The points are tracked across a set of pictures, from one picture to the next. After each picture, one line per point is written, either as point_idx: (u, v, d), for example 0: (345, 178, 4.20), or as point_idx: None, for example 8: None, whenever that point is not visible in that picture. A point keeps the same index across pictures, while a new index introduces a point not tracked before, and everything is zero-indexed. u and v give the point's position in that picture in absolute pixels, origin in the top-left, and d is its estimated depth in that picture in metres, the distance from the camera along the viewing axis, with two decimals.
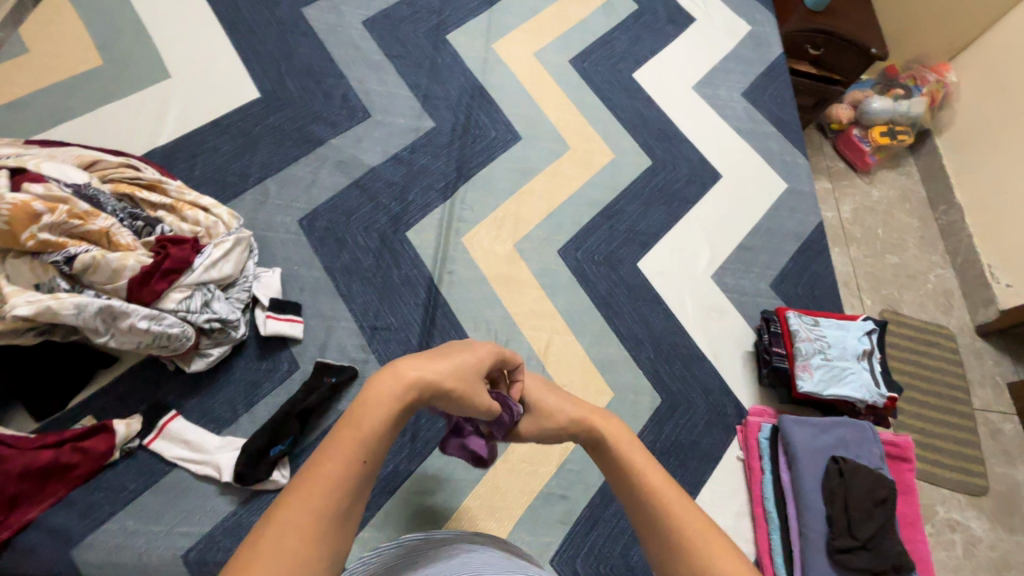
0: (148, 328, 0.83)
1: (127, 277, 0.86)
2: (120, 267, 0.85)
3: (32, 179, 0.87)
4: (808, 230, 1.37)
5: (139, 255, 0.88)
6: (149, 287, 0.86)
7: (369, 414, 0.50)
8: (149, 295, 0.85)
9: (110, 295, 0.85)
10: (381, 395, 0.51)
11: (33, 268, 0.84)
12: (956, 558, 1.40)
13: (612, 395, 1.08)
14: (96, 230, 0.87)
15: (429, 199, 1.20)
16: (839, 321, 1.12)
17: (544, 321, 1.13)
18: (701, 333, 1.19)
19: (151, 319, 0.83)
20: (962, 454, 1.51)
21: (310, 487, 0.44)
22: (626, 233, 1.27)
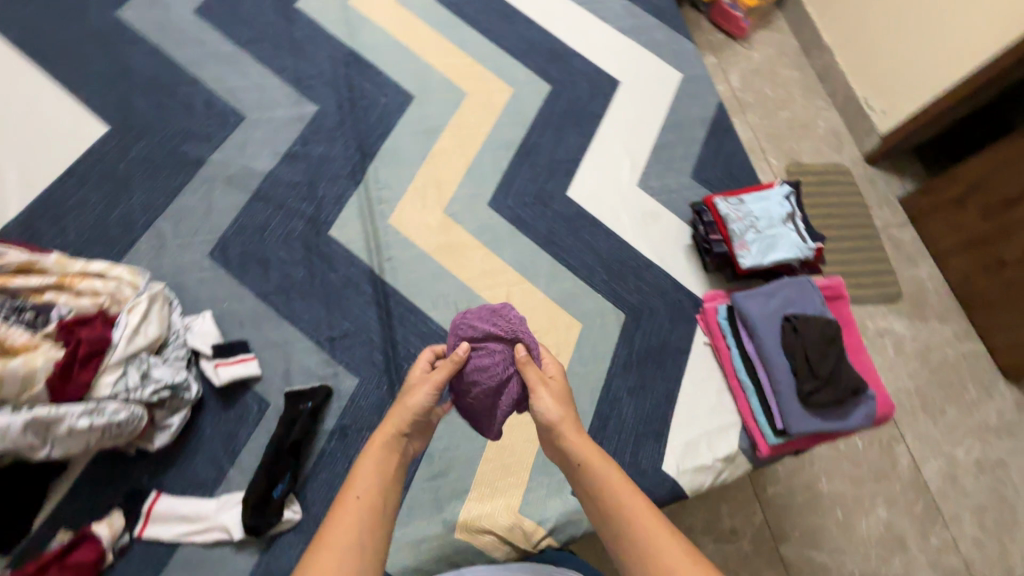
0: (92, 424, 0.75)
1: (43, 379, 0.75)
2: (29, 371, 0.75)
3: None
4: (711, 112, 1.41)
5: (46, 351, 0.77)
6: (73, 381, 0.77)
7: (360, 470, 0.68)
8: (78, 389, 0.77)
9: (31, 404, 0.74)
10: (374, 451, 0.70)
11: None
12: (889, 358, 1.66)
13: (581, 325, 1.12)
14: None
15: (341, 189, 1.12)
16: (761, 192, 1.19)
17: (497, 278, 1.12)
18: (643, 241, 1.23)
19: (91, 413, 0.75)
20: (878, 271, 1.71)
21: (339, 521, 0.62)
22: (548, 166, 1.26)
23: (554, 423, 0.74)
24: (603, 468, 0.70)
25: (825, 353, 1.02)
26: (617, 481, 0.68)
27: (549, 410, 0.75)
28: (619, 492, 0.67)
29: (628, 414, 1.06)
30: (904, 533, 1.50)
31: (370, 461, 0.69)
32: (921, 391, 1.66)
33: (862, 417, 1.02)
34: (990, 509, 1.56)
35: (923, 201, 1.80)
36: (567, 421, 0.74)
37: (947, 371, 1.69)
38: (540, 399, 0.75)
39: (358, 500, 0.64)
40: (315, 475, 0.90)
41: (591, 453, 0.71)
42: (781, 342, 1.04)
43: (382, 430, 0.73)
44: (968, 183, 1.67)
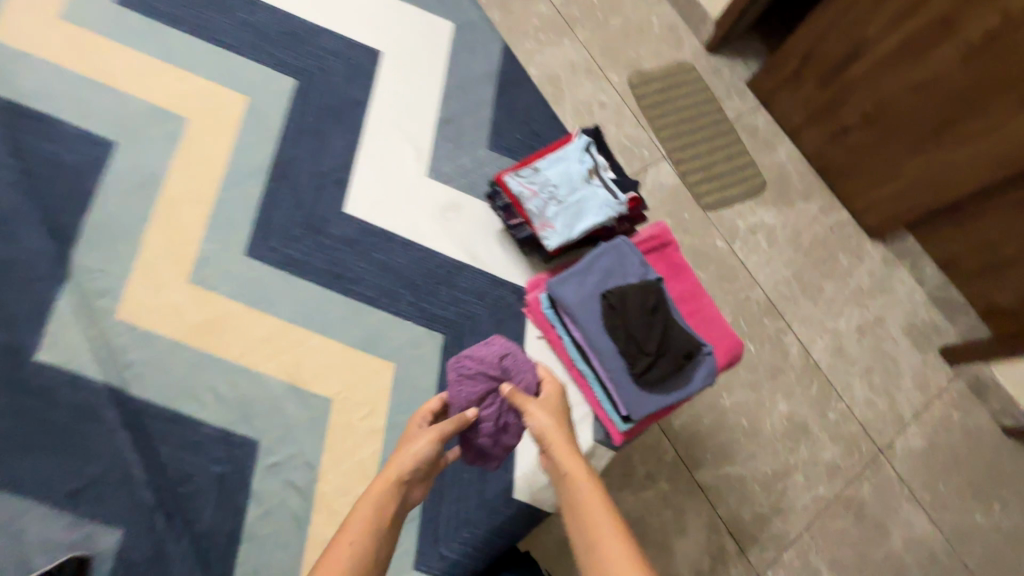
0: None
1: None
2: None
3: None
4: (496, 62, 1.22)
5: None
6: None
7: (349, 526, 0.58)
8: None
9: None
10: (367, 500, 0.61)
11: None
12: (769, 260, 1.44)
13: (393, 365, 0.96)
14: None
15: (38, 296, 0.87)
16: (556, 154, 1.04)
17: (279, 342, 0.94)
18: (447, 240, 1.06)
19: None
20: (733, 165, 1.49)
21: (330, 569, 0.54)
22: (313, 184, 1.04)
23: (547, 439, 0.67)
24: (592, 501, 0.60)
25: (650, 323, 0.93)
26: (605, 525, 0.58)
27: (543, 430, 0.68)
28: (602, 525, 0.57)
29: None
30: (806, 423, 1.33)
31: (371, 503, 0.60)
32: (795, 274, 1.44)
33: (705, 376, 0.93)
34: (880, 369, 1.40)
35: (769, 82, 1.52)
36: (563, 442, 0.66)
37: (818, 249, 1.47)
38: (537, 419, 0.69)
39: (350, 546, 0.56)
40: None
41: (578, 482, 0.62)
42: (603, 324, 0.94)
43: (393, 468, 0.63)
44: (800, 57, 1.43)
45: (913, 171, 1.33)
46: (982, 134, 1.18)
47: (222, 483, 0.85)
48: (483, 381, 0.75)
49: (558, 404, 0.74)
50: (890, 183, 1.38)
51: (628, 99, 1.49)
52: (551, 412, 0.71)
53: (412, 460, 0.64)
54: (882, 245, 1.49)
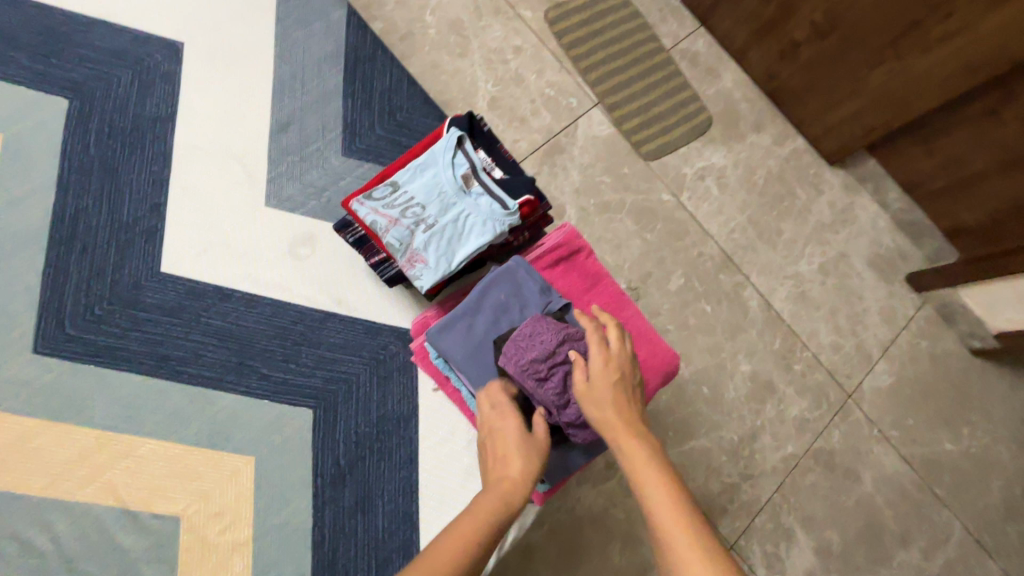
0: None
1: None
2: None
3: None
4: (340, 40, 0.97)
5: None
6: None
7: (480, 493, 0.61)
8: None
9: None
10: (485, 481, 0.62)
11: None
12: (720, 203, 1.16)
13: (253, 457, 0.78)
14: None
15: None
16: (419, 162, 0.81)
17: (99, 456, 0.74)
18: (305, 286, 0.85)
19: None
20: (668, 100, 1.17)
21: (434, 565, 0.52)
22: (114, 240, 0.81)
23: (606, 421, 0.63)
24: (656, 481, 0.57)
25: None
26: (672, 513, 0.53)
27: (608, 404, 0.64)
28: (669, 520, 0.53)
29: (360, 540, 0.79)
30: (773, 381, 1.11)
31: (493, 495, 0.60)
32: (751, 218, 1.17)
33: None
34: (848, 308, 1.16)
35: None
36: (629, 420, 0.63)
37: (774, 184, 1.19)
38: (596, 393, 0.64)
39: (476, 550, 0.54)
40: None
41: (638, 458, 0.59)
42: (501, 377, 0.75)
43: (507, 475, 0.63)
44: None
45: (872, 87, 1.05)
46: (954, 35, 0.90)
47: None
48: (556, 373, 0.69)
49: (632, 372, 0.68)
50: (845, 105, 1.10)
51: (547, 41, 1.13)
52: (615, 376, 0.66)
53: (517, 471, 0.63)
54: (841, 169, 1.22)
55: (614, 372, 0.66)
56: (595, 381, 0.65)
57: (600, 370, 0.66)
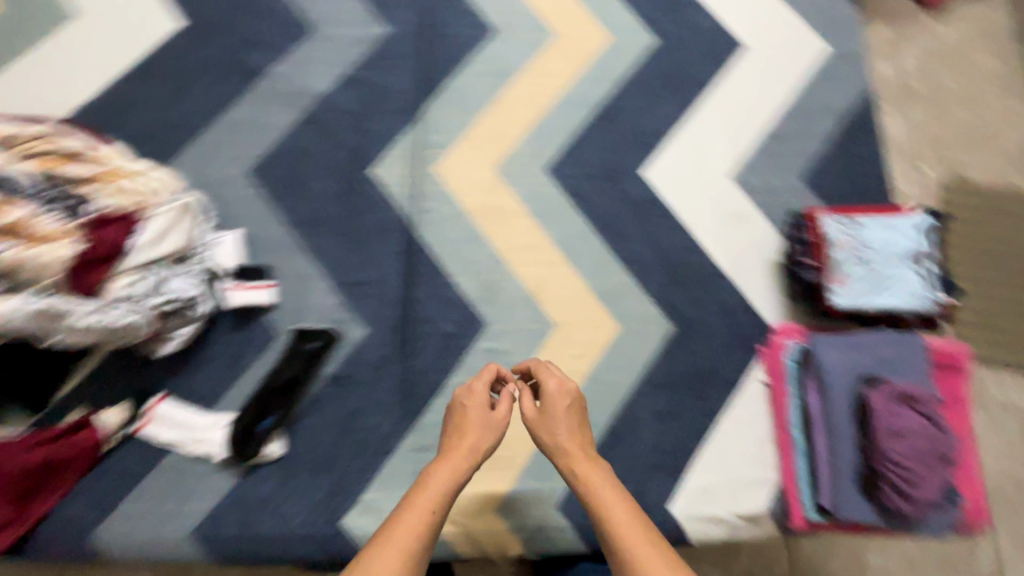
0: (98, 323, 0.74)
1: (56, 272, 0.71)
2: (44, 263, 0.70)
3: None
4: (854, 101, 1.12)
5: (72, 242, 0.73)
6: (88, 278, 0.75)
7: (423, 486, 0.66)
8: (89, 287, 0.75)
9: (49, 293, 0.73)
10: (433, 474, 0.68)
11: None
12: None
13: (619, 328, 0.98)
14: (11, 220, 0.70)
15: (393, 126, 1.03)
16: (888, 217, 0.94)
17: (538, 255, 1.00)
18: (720, 245, 1.03)
19: (100, 313, 0.74)
20: None
21: (403, 523, 0.61)
22: (628, 137, 1.07)
23: (564, 443, 0.73)
24: (625, 508, 0.65)
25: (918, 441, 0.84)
26: (628, 532, 0.62)
27: (561, 443, 0.73)
28: (626, 527, 0.63)
29: (644, 437, 0.93)
30: None
31: (442, 478, 0.67)
32: None
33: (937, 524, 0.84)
34: None
35: None
36: (579, 457, 0.71)
37: None
38: (553, 426, 0.74)
39: (428, 511, 0.63)
40: (305, 416, 0.88)
41: (600, 487, 0.67)
42: (855, 410, 0.87)
43: (450, 461, 0.70)
44: None
45: None
46: None
47: (445, 342, 0.94)
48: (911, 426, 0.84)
49: (583, 415, 0.77)
50: None
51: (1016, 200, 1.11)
52: (557, 419, 0.75)
53: (466, 445, 0.72)
54: None
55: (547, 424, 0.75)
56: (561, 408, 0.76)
57: (549, 409, 0.76)
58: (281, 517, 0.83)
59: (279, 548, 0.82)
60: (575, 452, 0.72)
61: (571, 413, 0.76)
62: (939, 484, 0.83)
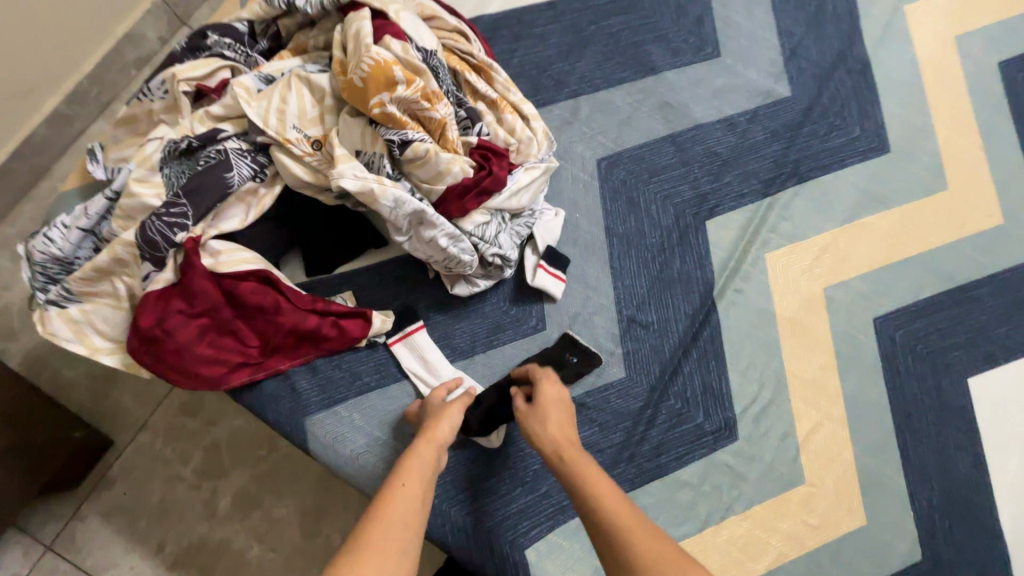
0: (447, 248, 0.71)
1: (446, 183, 0.71)
2: (445, 171, 0.69)
3: (393, 33, 0.70)
4: None
5: (465, 162, 0.71)
6: (461, 202, 0.71)
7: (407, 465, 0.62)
8: (457, 210, 0.71)
9: (422, 195, 0.71)
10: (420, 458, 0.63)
11: (363, 135, 0.70)
12: None
13: (865, 525, 0.86)
14: (438, 118, 0.69)
15: (746, 189, 0.95)
16: None
17: (820, 398, 0.89)
18: (1013, 503, 0.88)
19: (452, 239, 0.71)
20: None
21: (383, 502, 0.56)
22: (971, 333, 0.94)
23: (554, 432, 0.67)
24: (606, 486, 0.59)
25: None
26: (629, 519, 0.56)
27: (550, 435, 0.67)
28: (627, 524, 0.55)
29: None
30: None
31: (419, 461, 0.63)
32: None
33: None
34: None
35: None
36: (565, 436, 0.66)
37: None
38: (544, 416, 0.69)
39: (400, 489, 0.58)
40: None
41: (583, 469, 0.61)
42: None
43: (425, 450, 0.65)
44: None
45: None
46: None
47: (692, 431, 0.85)
48: None
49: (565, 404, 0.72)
50: None
51: None
52: (556, 408, 0.70)
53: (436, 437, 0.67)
54: None
55: (530, 413, 0.70)
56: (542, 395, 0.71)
57: (543, 406, 0.70)
58: (469, 508, 0.78)
59: (450, 539, 0.76)
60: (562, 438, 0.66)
61: (556, 403, 0.71)
62: None
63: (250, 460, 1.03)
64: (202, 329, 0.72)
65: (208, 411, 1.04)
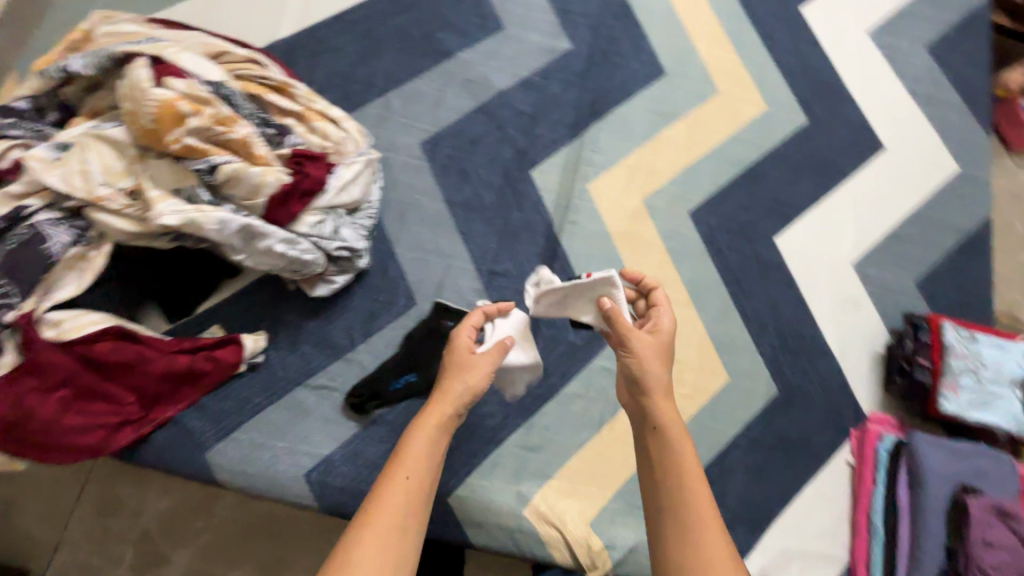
0: (286, 253, 0.76)
1: (267, 195, 0.76)
2: (260, 183, 0.75)
3: (173, 74, 0.74)
4: (974, 225, 1.18)
5: (279, 171, 0.77)
6: (287, 208, 0.78)
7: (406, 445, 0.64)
8: (286, 216, 0.78)
9: (248, 212, 0.76)
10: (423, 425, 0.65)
11: (173, 173, 0.73)
12: None
13: (728, 380, 1.01)
14: (238, 138, 0.74)
15: (557, 136, 1.08)
16: (1002, 339, 0.99)
17: (666, 290, 1.04)
18: (832, 325, 1.08)
19: (288, 243, 0.77)
20: None
21: (394, 483, 0.60)
22: (767, 202, 1.13)
23: (650, 366, 0.69)
24: (683, 440, 0.64)
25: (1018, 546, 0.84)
26: (687, 471, 0.63)
27: (651, 375, 0.68)
28: (688, 477, 0.62)
29: (733, 488, 0.96)
30: None
31: (423, 437, 0.64)
32: None
33: None
34: None
35: None
36: (656, 383, 0.68)
37: None
38: (644, 357, 0.69)
39: (404, 482, 0.60)
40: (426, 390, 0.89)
41: (668, 424, 0.66)
42: (947, 511, 0.89)
43: (440, 406, 0.67)
44: None
45: None
46: None
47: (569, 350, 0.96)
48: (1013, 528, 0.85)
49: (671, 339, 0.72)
50: None
51: None
52: (659, 353, 0.69)
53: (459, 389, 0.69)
54: None
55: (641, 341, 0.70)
56: (656, 336, 0.71)
57: (657, 341, 0.70)
58: None
59: None
60: (658, 376, 0.69)
61: (658, 341, 0.71)
62: None
63: (189, 537, 0.96)
64: (65, 402, 0.72)
65: (127, 504, 0.97)
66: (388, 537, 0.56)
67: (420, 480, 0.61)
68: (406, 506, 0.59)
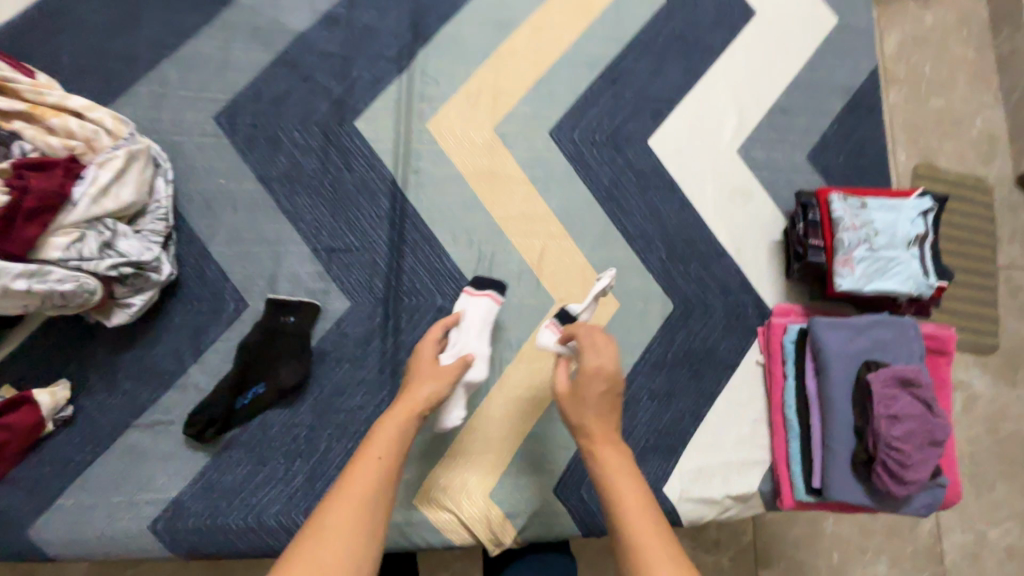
0: (31, 288, 0.63)
1: None
2: None
3: None
4: (860, 80, 1.09)
5: None
6: (16, 234, 0.63)
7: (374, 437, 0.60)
8: (20, 244, 0.64)
9: None
10: (390, 427, 0.61)
11: None
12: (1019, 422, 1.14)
13: (620, 306, 0.93)
14: None
15: (379, 74, 0.92)
16: (890, 200, 0.92)
17: (536, 225, 0.93)
18: (723, 222, 0.99)
19: (31, 276, 0.64)
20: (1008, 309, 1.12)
21: (351, 478, 0.54)
22: (634, 102, 1.01)
23: (589, 395, 0.65)
24: (624, 465, 0.60)
25: (919, 414, 0.81)
26: (634, 493, 0.56)
27: (585, 419, 0.63)
28: (632, 496, 0.56)
29: (643, 419, 0.90)
30: None
31: (394, 426, 0.61)
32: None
33: (918, 505, 0.83)
34: None
35: None
36: (595, 424, 0.63)
37: None
38: (574, 402, 0.65)
39: (377, 464, 0.56)
40: (279, 398, 0.79)
41: (612, 458, 0.60)
42: (853, 393, 0.85)
43: (407, 402, 0.65)
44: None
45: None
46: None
47: (438, 315, 0.86)
48: (914, 399, 0.82)
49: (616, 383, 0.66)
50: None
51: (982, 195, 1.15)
52: (593, 405, 0.64)
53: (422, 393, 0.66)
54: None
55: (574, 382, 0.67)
56: (594, 377, 0.65)
57: (586, 388, 0.65)
58: (249, 505, 0.74)
59: (240, 542, 0.73)
60: (600, 413, 0.64)
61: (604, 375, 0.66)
62: (930, 468, 0.81)
63: None
64: None
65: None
66: (334, 537, 0.48)
67: (379, 474, 0.55)
68: (362, 501, 0.52)
